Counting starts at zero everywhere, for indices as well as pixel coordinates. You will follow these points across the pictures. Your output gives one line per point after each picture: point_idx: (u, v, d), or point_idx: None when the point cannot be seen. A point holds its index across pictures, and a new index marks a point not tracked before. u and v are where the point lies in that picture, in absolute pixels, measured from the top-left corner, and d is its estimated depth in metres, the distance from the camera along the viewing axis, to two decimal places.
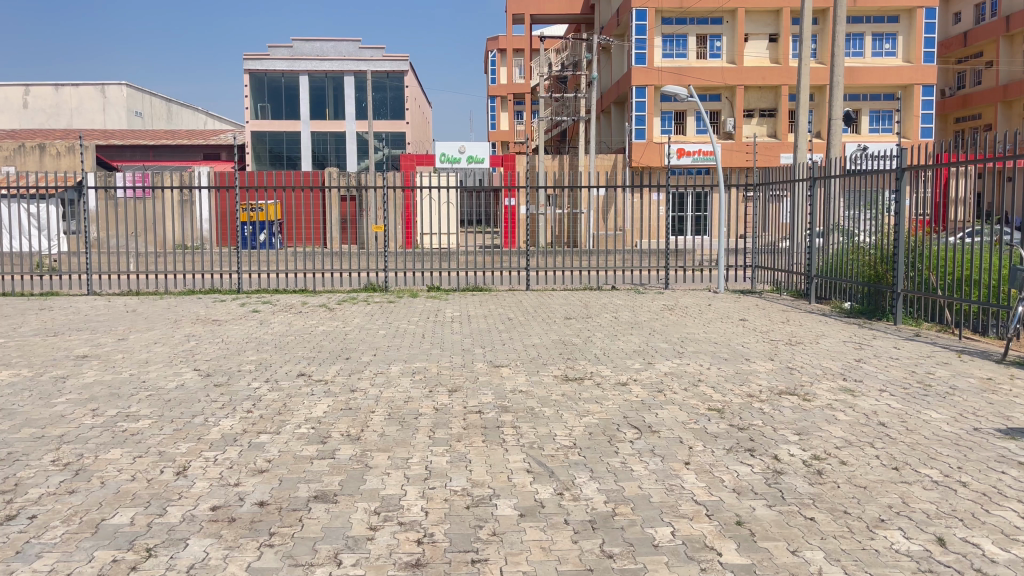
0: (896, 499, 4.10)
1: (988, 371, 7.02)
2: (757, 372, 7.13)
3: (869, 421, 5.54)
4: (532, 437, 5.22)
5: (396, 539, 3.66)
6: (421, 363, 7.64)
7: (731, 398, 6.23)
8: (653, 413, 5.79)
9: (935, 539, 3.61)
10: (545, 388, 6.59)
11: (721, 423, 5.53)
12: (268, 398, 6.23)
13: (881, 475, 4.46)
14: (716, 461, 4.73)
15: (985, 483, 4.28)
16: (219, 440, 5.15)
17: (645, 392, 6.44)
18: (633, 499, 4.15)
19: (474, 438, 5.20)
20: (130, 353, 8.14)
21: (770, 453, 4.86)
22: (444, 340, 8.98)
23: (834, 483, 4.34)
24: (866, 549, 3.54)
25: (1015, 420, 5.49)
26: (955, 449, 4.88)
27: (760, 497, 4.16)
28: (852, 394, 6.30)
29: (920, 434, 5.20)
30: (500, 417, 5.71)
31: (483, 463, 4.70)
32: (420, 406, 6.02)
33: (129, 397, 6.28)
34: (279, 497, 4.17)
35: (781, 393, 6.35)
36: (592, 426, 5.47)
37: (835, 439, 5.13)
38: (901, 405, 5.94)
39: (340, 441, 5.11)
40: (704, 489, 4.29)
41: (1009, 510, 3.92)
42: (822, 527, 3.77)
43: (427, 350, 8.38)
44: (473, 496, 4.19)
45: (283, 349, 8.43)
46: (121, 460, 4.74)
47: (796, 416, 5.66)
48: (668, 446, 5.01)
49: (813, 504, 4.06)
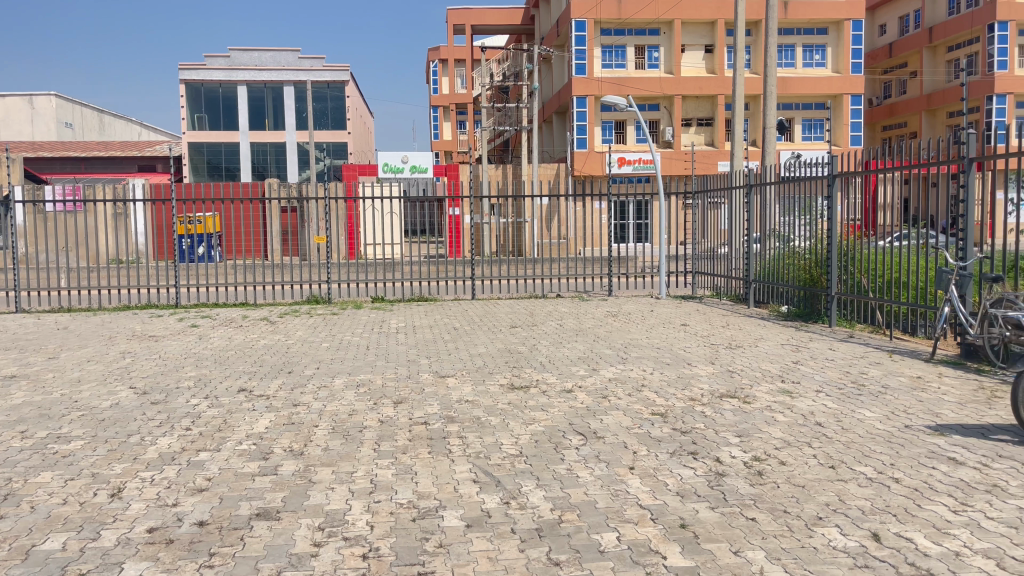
0: (833, 497, 4.21)
1: (918, 370, 7.28)
2: (701, 376, 7.27)
3: (806, 420, 5.70)
4: (478, 447, 5.21)
5: (340, 554, 3.61)
6: (366, 376, 7.56)
7: (674, 402, 6.32)
8: (598, 419, 5.84)
9: (871, 534, 3.73)
10: (491, 397, 6.58)
11: (664, 427, 5.61)
12: (208, 415, 6.08)
13: (818, 473, 4.57)
14: (660, 465, 4.80)
15: (917, 479, 4.42)
16: (157, 459, 5.01)
17: (589, 398, 6.50)
18: (586, 507, 4.16)
19: (419, 450, 5.16)
20: (62, 373, 7.86)
21: (712, 456, 4.95)
22: (388, 352, 8.91)
23: (774, 483, 4.44)
24: (810, 548, 3.60)
25: (943, 417, 5.69)
26: (886, 448, 5.03)
27: (706, 500, 4.22)
28: (789, 395, 6.45)
29: (855, 433, 5.36)
30: (446, 428, 5.68)
31: (429, 474, 4.67)
32: (367, 419, 5.96)
33: (60, 418, 6.06)
34: (220, 515, 4.08)
35: (722, 397, 6.46)
36: (539, 433, 5.49)
37: (775, 440, 5.25)
38: (836, 405, 6.10)
39: (283, 457, 5.02)
40: (656, 492, 4.34)
41: (940, 504, 4.07)
42: (763, 527, 3.84)
43: (372, 361, 8.31)
44: (420, 508, 4.16)
45: (223, 364, 8.23)
46: (52, 483, 4.58)
47: (736, 419, 5.78)
48: (613, 452, 5.06)
49: (754, 504, 4.14)
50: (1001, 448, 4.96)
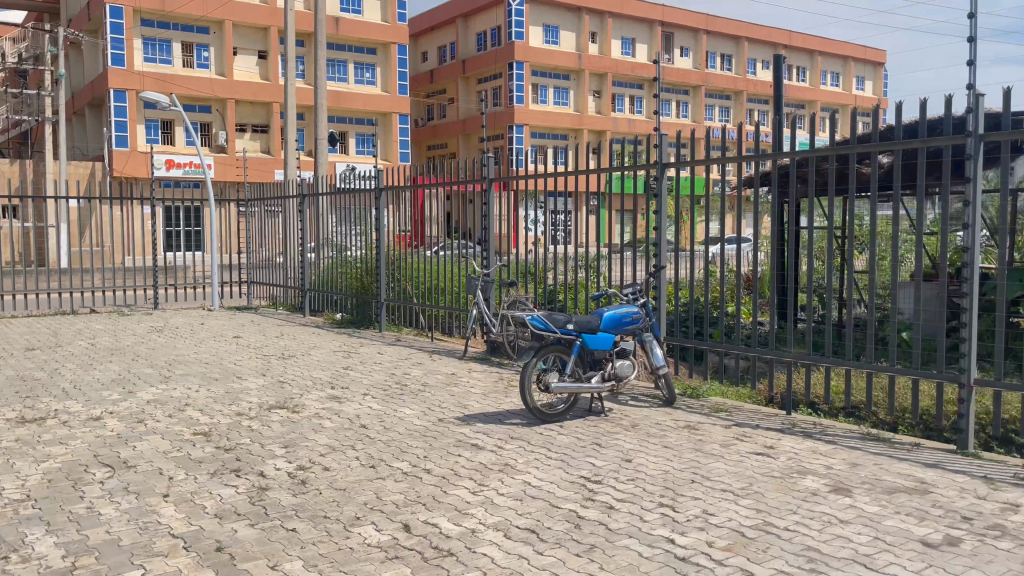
0: (885, 532, 4.66)
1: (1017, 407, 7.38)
2: (772, 380, 8.00)
3: (866, 445, 6.39)
4: (569, 463, 5.93)
5: (448, 544, 4.44)
6: (479, 387, 8.42)
7: (757, 431, 6.82)
8: (683, 443, 6.44)
9: (948, 549, 4.39)
10: (586, 415, 7.29)
11: (742, 455, 6.14)
12: (340, 421, 7.10)
13: (877, 508, 5.01)
14: (731, 491, 5.36)
15: (971, 521, 4.79)
16: (300, 458, 6.03)
17: (667, 416, 7.31)
18: (694, 512, 4.96)
19: (518, 461, 5.95)
20: (222, 375, 9.14)
21: (780, 485, 5.46)
22: (502, 361, 9.74)
23: (833, 515, 4.91)
24: (895, 557, 4.28)
25: (1019, 462, 5.93)
26: (939, 473, 5.71)
27: (793, 513, 4.95)
28: (871, 430, 6.80)
29: (924, 473, 5.72)
30: (542, 443, 6.45)
31: (524, 485, 5.45)
32: (470, 424, 6.97)
33: (219, 418, 7.23)
34: (353, 507, 5.00)
35: (786, 420, 7.15)
36: (626, 454, 6.16)
37: (838, 463, 5.95)
38: (915, 443, 6.43)
39: (403, 461, 5.93)
40: (746, 504, 5.10)
41: (987, 544, 4.45)
42: (812, 552, 4.37)
43: (486, 372, 9.17)
44: (516, 512, 4.95)
45: (355, 370, 9.30)
46: (220, 474, 5.66)
47: (813, 452, 6.23)
48: (690, 475, 5.67)
49: (809, 532, 4.65)
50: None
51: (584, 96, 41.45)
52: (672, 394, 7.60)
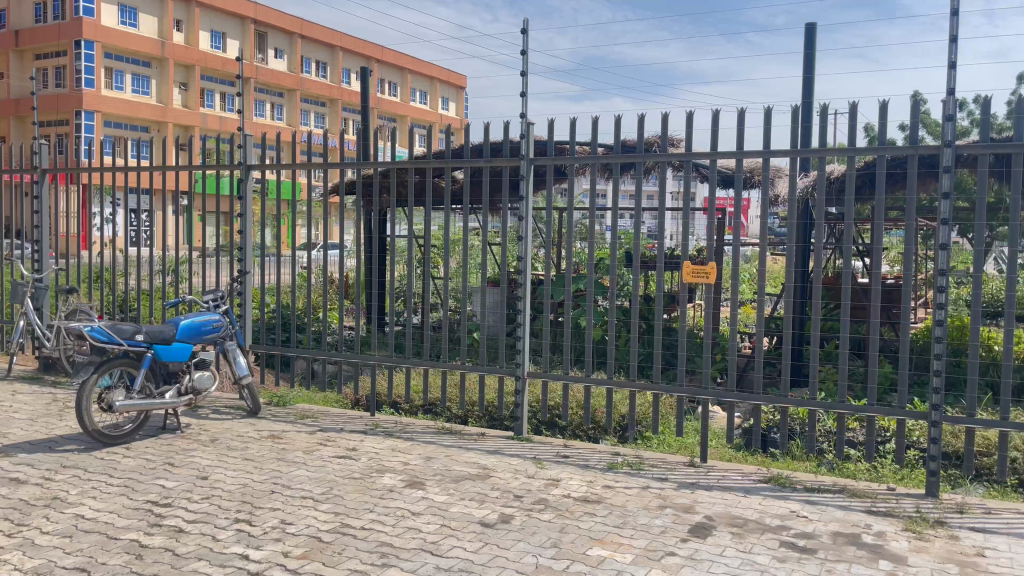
0: (448, 518, 5.04)
1: (559, 398, 8.55)
2: (356, 382, 8.16)
3: (438, 439, 6.89)
4: (132, 489, 5.39)
5: None
6: (23, 412, 7.24)
7: (337, 435, 6.92)
8: (263, 455, 6.27)
9: (501, 526, 4.92)
10: (156, 435, 6.70)
11: (322, 460, 6.18)
12: None
13: (443, 498, 5.41)
14: (309, 497, 5.35)
15: (519, 499, 5.42)
16: None
17: (249, 427, 7.08)
18: (271, 524, 4.86)
19: (68, 494, 5.23)
20: None
21: (357, 487, 5.60)
22: (54, 381, 8.48)
23: (403, 509, 5.18)
24: (458, 541, 4.67)
25: (558, 443, 6.88)
26: (498, 458, 6.40)
27: (368, 512, 5.12)
28: (441, 425, 7.34)
29: (484, 460, 6.34)
30: (100, 470, 5.76)
31: (73, 520, 4.80)
32: (9, 456, 5.96)
33: None
34: None
35: (368, 422, 7.39)
36: (199, 472, 5.79)
37: (413, 458, 6.32)
38: (478, 434, 7.09)
39: None
40: (324, 509, 5.14)
41: (529, 518, 5.06)
42: (382, 548, 4.54)
43: (34, 394, 7.91)
44: (61, 554, 4.33)
45: None
46: None
47: (390, 450, 6.51)
48: (268, 487, 5.52)
49: (380, 528, 4.84)
50: (577, 450, 6.66)
51: (166, 87, 37.81)
52: (255, 403, 7.36)
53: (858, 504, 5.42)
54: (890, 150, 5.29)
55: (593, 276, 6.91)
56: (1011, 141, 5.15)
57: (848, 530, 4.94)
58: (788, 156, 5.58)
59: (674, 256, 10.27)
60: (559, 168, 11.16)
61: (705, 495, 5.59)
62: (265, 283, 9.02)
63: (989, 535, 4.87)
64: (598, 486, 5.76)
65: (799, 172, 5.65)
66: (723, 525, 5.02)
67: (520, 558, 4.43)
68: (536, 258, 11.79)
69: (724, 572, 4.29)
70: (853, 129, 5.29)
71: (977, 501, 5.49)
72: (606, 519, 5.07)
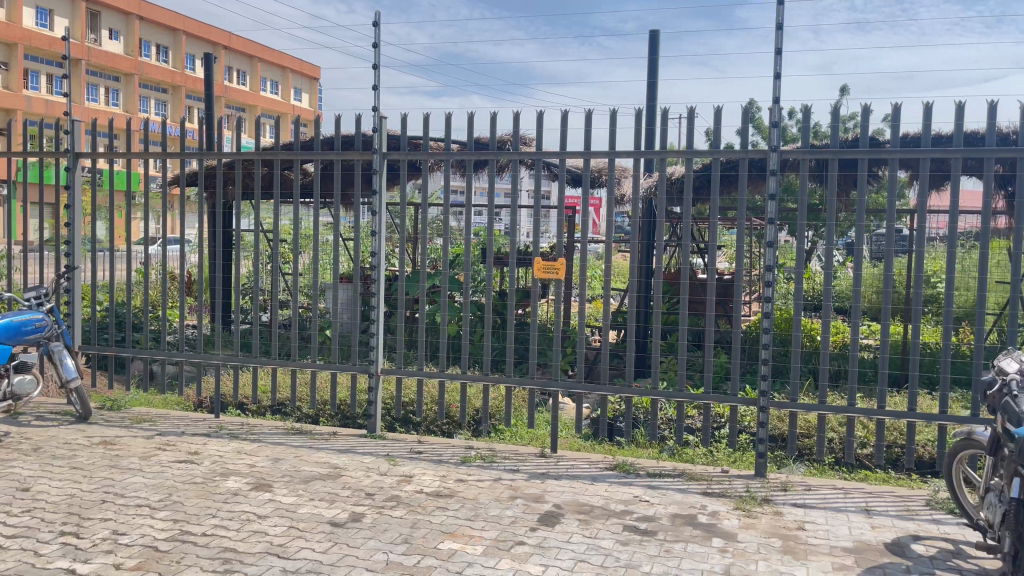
0: (297, 519, 4.93)
1: (413, 394, 8.53)
2: (200, 383, 7.78)
3: (288, 439, 6.71)
4: None
5: None
6: None
7: (178, 438, 6.60)
8: (93, 463, 5.87)
9: (351, 525, 4.86)
10: None
11: (161, 465, 5.87)
12: None
13: (291, 500, 5.27)
14: (146, 505, 5.07)
15: (371, 497, 5.38)
16: None
17: (78, 434, 6.60)
18: (101, 536, 4.57)
19: None
20: None
21: (198, 492, 5.35)
22: None
23: (248, 512, 5.01)
24: (306, 542, 4.57)
25: (412, 439, 6.87)
26: (349, 456, 6.31)
27: (210, 517, 4.91)
28: (291, 425, 7.15)
29: (336, 459, 6.24)
30: None
31: None
32: None
33: None
34: None
35: (213, 424, 7.08)
36: (18, 485, 5.34)
37: (260, 460, 6.12)
38: (330, 433, 6.96)
39: None
40: (161, 517, 4.88)
41: (382, 515, 5.04)
42: (225, 554, 4.37)
43: None
44: None
45: None
46: None
47: (236, 452, 6.28)
48: (99, 497, 5.18)
49: (224, 533, 4.66)
50: (430, 445, 6.68)
51: None
52: (85, 408, 6.87)
53: (695, 486, 5.76)
54: (723, 153, 5.63)
55: (447, 272, 6.91)
56: (827, 147, 5.61)
57: (685, 511, 5.23)
58: (632, 156, 5.83)
59: (526, 252, 10.48)
60: (413, 164, 11.09)
61: (554, 484, 5.76)
62: (96, 279, 8.40)
63: (808, 510, 5.31)
64: (451, 480, 5.80)
65: (642, 171, 5.91)
66: (571, 512, 5.19)
67: (371, 555, 4.40)
68: (390, 254, 11.68)
69: (570, 558, 4.44)
70: (690, 132, 5.60)
71: (799, 479, 5.96)
72: (458, 513, 5.12)
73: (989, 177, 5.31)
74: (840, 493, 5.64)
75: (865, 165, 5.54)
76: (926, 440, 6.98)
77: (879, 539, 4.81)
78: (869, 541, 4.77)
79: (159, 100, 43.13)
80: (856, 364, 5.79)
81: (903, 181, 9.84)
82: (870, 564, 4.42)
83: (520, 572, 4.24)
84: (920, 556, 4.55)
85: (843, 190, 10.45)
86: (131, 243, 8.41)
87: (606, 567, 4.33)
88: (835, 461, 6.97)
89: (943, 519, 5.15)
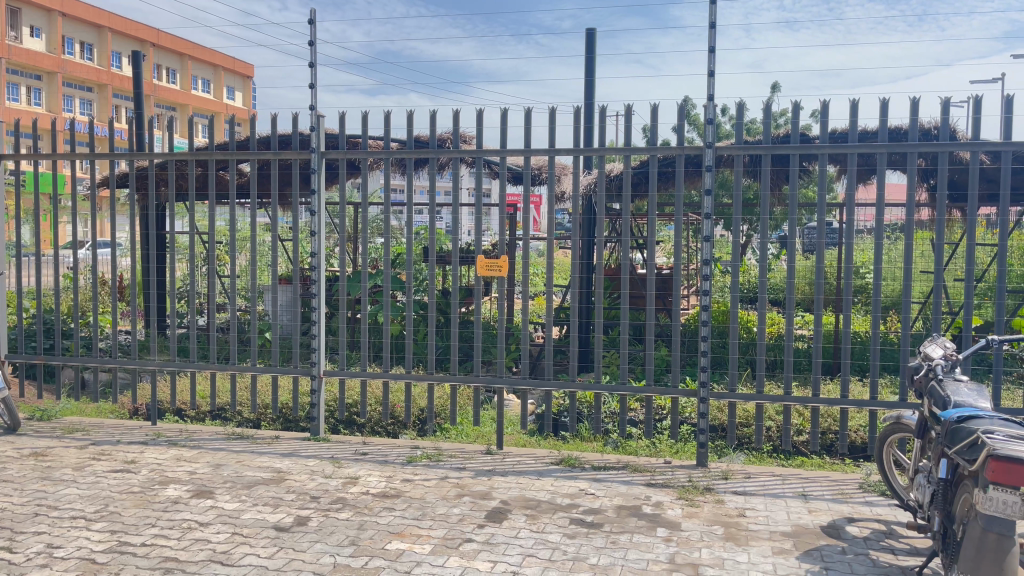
0: (240, 526, 4.84)
1: (356, 395, 8.46)
2: (136, 391, 7.50)
3: (229, 445, 6.57)
4: None
5: None
6: None
7: (114, 447, 6.41)
8: (23, 475, 5.65)
9: (297, 529, 4.80)
10: None
11: (95, 476, 5.68)
12: None
13: (233, 506, 5.17)
14: (81, 517, 4.91)
15: (316, 501, 5.31)
16: None
17: (6, 446, 6.36)
18: (35, 549, 4.41)
19: None
20: None
21: (137, 501, 5.21)
22: None
23: (189, 520, 4.90)
24: (251, 548, 4.50)
25: (357, 440, 6.82)
26: (293, 460, 6.22)
27: (150, 526, 4.79)
28: (231, 431, 7.00)
29: (279, 463, 6.14)
30: None
31: None
32: None
33: None
34: None
35: (150, 432, 6.89)
36: None
37: (201, 467, 5.98)
38: (272, 437, 6.85)
39: None
40: (98, 528, 4.74)
41: (327, 518, 4.98)
42: (167, 563, 4.27)
43: None
44: None
45: None
46: None
47: (175, 460, 6.12)
48: (31, 510, 5.00)
49: (165, 543, 4.55)
50: (375, 447, 6.63)
51: None
52: (14, 418, 6.66)
53: (639, 478, 5.86)
54: (661, 150, 5.71)
55: (389, 271, 6.79)
56: (761, 143, 5.71)
57: (630, 503, 5.32)
58: (572, 154, 5.87)
59: (468, 249, 10.46)
60: (353, 163, 10.98)
61: (500, 481, 5.79)
62: (21, 285, 8.07)
63: (749, 497, 5.45)
64: (397, 480, 5.78)
65: (581, 169, 5.95)
66: (518, 508, 5.23)
67: (318, 559, 4.36)
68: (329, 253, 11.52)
69: (518, 553, 4.47)
70: (628, 129, 5.68)
71: (740, 467, 6.12)
72: (404, 513, 5.10)
73: (912, 171, 5.51)
74: (779, 480, 5.79)
75: (797, 160, 5.67)
76: (858, 426, 7.23)
77: (816, 522, 4.97)
78: (807, 525, 4.93)
79: (85, 100, 41.68)
80: (793, 354, 5.92)
81: (831, 176, 10.18)
82: (808, 547, 4.56)
83: (469, 569, 4.26)
84: (855, 537, 4.72)
85: (776, 186, 10.74)
86: (58, 247, 7.99)
87: (554, 561, 4.37)
88: (772, 448, 7.17)
89: (875, 501, 5.35)
